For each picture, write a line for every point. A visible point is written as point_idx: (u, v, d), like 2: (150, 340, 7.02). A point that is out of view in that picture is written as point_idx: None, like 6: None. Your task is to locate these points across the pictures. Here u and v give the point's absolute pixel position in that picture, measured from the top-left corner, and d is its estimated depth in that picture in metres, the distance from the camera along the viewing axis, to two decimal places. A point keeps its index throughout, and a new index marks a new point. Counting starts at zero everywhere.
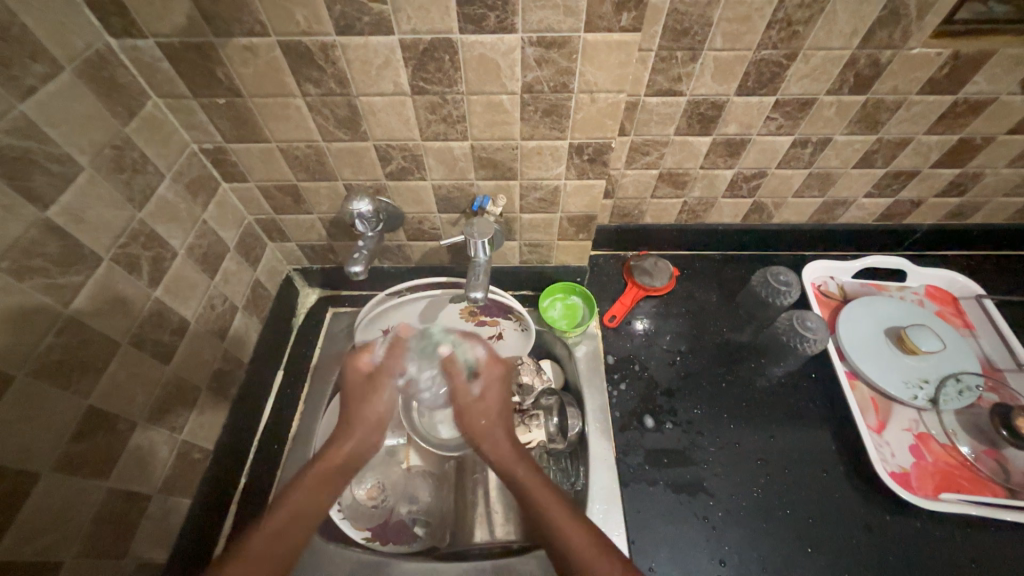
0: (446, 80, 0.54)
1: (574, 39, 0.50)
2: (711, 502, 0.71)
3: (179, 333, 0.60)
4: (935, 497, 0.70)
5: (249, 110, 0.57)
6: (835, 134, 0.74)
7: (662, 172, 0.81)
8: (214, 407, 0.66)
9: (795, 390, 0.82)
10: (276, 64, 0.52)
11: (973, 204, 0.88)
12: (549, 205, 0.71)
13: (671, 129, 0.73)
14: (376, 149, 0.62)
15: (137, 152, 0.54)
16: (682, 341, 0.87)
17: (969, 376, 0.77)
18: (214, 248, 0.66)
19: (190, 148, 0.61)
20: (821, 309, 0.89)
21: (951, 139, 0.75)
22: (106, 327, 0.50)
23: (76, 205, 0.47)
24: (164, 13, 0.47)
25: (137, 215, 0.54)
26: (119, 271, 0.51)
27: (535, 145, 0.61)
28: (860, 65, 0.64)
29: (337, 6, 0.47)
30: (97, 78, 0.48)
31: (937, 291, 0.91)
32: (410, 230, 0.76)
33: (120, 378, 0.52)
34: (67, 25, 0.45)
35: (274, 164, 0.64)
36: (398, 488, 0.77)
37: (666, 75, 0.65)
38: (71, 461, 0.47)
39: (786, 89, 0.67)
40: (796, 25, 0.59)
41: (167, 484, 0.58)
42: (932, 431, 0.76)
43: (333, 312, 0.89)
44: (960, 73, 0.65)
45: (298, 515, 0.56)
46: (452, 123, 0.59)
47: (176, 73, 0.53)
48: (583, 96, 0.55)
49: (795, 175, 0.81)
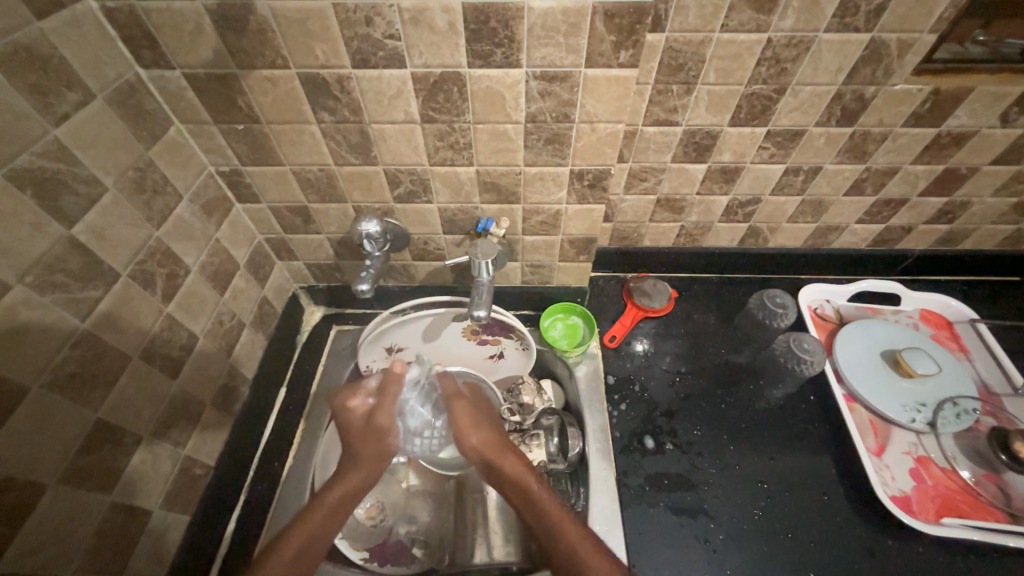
0: (455, 109, 0.57)
1: (575, 73, 0.53)
2: (711, 525, 0.71)
3: (188, 348, 0.61)
4: (938, 522, 0.70)
5: (266, 136, 0.60)
6: (826, 163, 0.77)
7: (660, 198, 0.84)
8: (217, 422, 0.67)
9: (794, 412, 0.82)
10: (294, 94, 0.55)
11: (962, 231, 0.91)
12: (550, 227, 0.73)
13: (668, 156, 0.76)
14: (386, 173, 0.65)
15: (158, 174, 0.56)
16: (682, 362, 0.88)
17: (966, 400, 0.78)
18: (225, 266, 0.68)
19: (207, 170, 0.64)
20: (818, 331, 0.90)
21: (937, 169, 0.78)
22: (118, 341, 0.51)
23: (98, 223, 0.49)
24: (192, 47, 0.51)
25: (154, 233, 0.56)
26: (134, 287, 0.53)
27: (538, 171, 0.64)
28: (846, 99, 0.67)
29: (354, 42, 0.50)
30: (125, 105, 0.51)
31: (931, 315, 0.92)
32: (415, 250, 0.78)
33: (129, 391, 0.53)
34: (101, 57, 0.48)
35: (287, 186, 0.67)
36: (397, 507, 0.77)
37: (662, 107, 0.68)
38: (78, 474, 0.47)
39: (777, 121, 0.70)
40: (784, 63, 0.62)
41: (168, 499, 0.58)
42: (932, 455, 0.76)
43: (337, 330, 0.91)
44: (941, 108, 0.68)
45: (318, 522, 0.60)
46: (459, 149, 0.62)
47: (199, 100, 0.56)
48: (584, 126, 0.58)
49: (788, 202, 0.84)
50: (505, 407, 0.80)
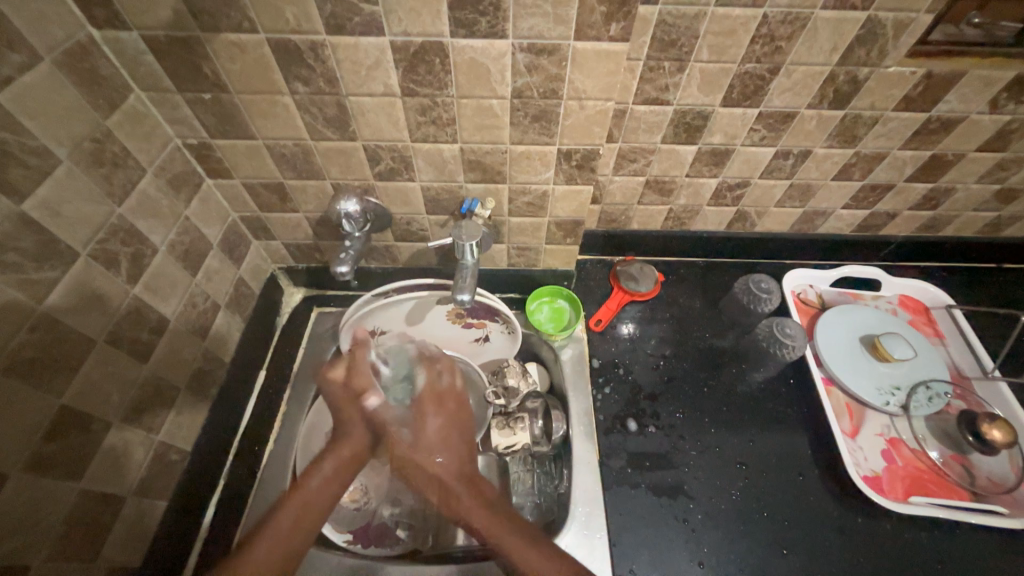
0: (437, 82, 0.54)
1: (564, 47, 0.50)
2: (690, 505, 0.72)
3: (158, 331, 0.59)
4: (906, 501, 0.73)
5: (236, 106, 0.57)
6: (816, 146, 0.76)
7: (648, 179, 0.82)
8: (193, 407, 0.65)
9: (774, 396, 0.83)
10: (264, 62, 0.52)
11: (945, 217, 0.92)
12: (537, 209, 0.71)
13: (659, 137, 0.74)
14: (365, 149, 0.62)
15: (118, 146, 0.52)
16: (666, 346, 0.88)
17: (938, 384, 0.80)
18: (197, 245, 0.65)
19: (173, 143, 0.60)
20: (800, 316, 0.91)
21: (924, 155, 0.78)
22: (81, 325, 0.49)
23: (53, 198, 0.46)
24: (149, 6, 0.46)
25: (116, 210, 0.52)
26: (96, 267, 0.50)
27: (524, 150, 0.62)
28: (839, 81, 0.66)
29: (327, 5, 0.47)
30: (78, 70, 0.47)
31: (909, 300, 0.94)
32: (397, 230, 0.76)
33: (96, 376, 0.50)
34: (47, 14, 0.44)
35: (261, 161, 0.64)
36: (381, 491, 0.77)
37: (654, 85, 0.66)
38: (43, 462, 0.45)
39: (769, 102, 0.69)
40: (779, 41, 0.61)
41: (142, 486, 0.57)
42: (903, 436, 0.78)
43: (318, 312, 0.88)
44: (932, 92, 0.68)
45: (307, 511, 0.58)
46: (442, 125, 0.59)
47: (160, 66, 0.52)
48: (573, 103, 0.56)
49: (777, 186, 0.84)
50: (490, 390, 0.80)
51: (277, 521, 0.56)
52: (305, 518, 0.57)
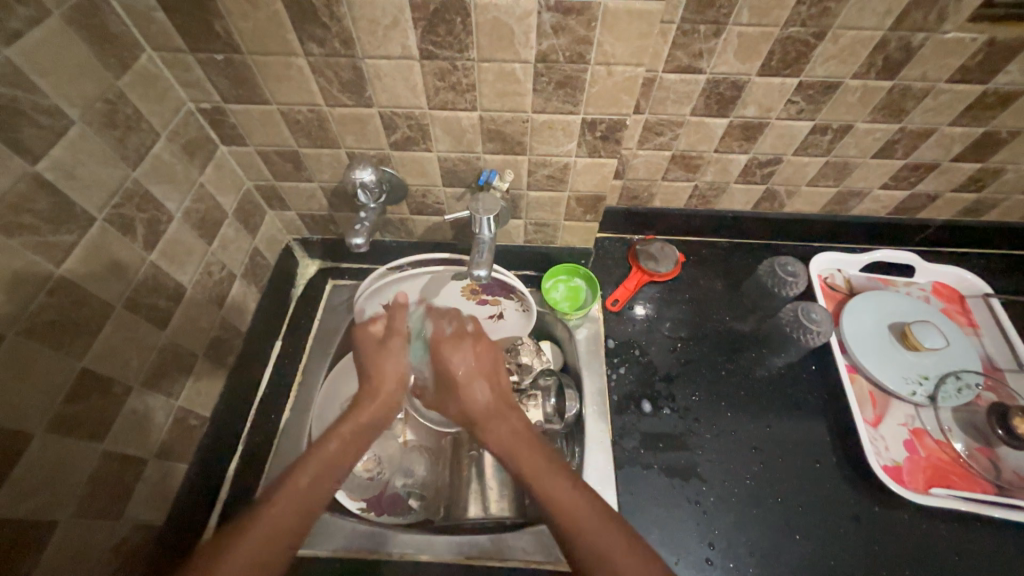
0: (457, 44, 0.51)
1: (594, 5, 0.47)
2: (703, 488, 0.72)
3: (175, 298, 0.59)
4: (926, 492, 0.71)
5: (249, 69, 0.54)
6: (857, 121, 0.71)
7: (674, 154, 0.78)
8: (211, 374, 0.66)
9: (794, 381, 0.81)
10: (277, 19, 0.49)
11: (990, 201, 0.86)
12: (557, 183, 0.69)
13: (688, 109, 0.70)
14: (381, 116, 0.60)
15: (131, 107, 0.51)
16: (684, 328, 0.86)
17: (969, 374, 0.77)
18: (212, 213, 0.64)
19: (186, 106, 0.58)
20: (826, 301, 0.88)
21: (975, 132, 0.72)
22: (99, 290, 0.49)
23: (66, 160, 0.45)
24: None
25: (130, 174, 0.51)
26: (112, 232, 0.50)
27: (547, 119, 0.59)
28: (890, 48, 0.61)
29: None
30: (87, 26, 0.46)
31: (943, 288, 0.90)
32: (413, 203, 0.74)
33: (115, 341, 0.51)
34: None
35: (274, 127, 0.62)
36: (394, 461, 0.79)
37: (686, 51, 0.62)
38: (66, 422, 0.46)
39: (810, 72, 0.64)
40: (828, 1, 0.56)
41: (163, 448, 0.58)
42: (928, 427, 0.76)
43: (332, 285, 0.88)
44: (993, 62, 0.62)
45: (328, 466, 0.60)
46: (461, 91, 0.56)
47: (171, 24, 0.50)
48: (600, 68, 0.53)
49: (811, 163, 0.79)
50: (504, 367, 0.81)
51: (298, 476, 0.58)
52: (323, 475, 0.59)
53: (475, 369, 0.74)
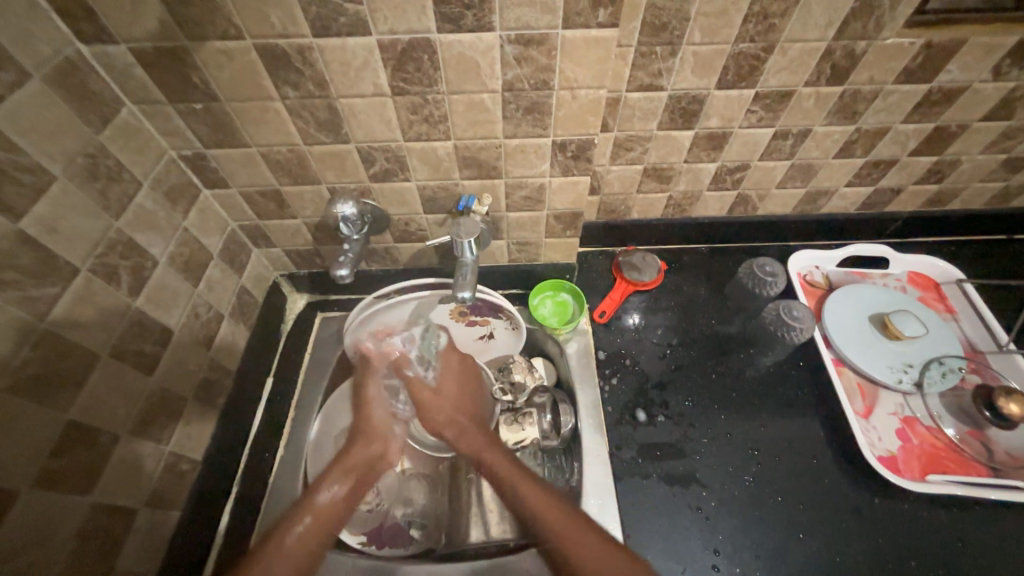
0: (427, 79, 0.53)
1: (552, 36, 0.50)
2: (704, 493, 0.72)
3: (162, 343, 0.59)
4: (923, 479, 0.71)
5: (228, 115, 0.56)
6: (815, 125, 0.75)
7: (646, 167, 0.81)
8: (201, 417, 0.65)
9: (784, 379, 0.82)
10: (252, 68, 0.51)
11: (951, 190, 0.90)
12: (535, 203, 0.71)
13: (654, 124, 0.73)
14: (359, 151, 0.62)
15: (112, 160, 0.53)
16: (672, 335, 0.87)
17: (952, 359, 0.79)
18: (197, 255, 0.65)
19: (167, 154, 0.60)
20: (807, 298, 0.90)
21: (927, 127, 0.76)
22: (84, 340, 0.49)
23: (49, 215, 0.46)
24: (134, 18, 0.46)
25: (113, 224, 0.52)
26: (96, 282, 0.50)
27: (519, 143, 0.61)
28: (836, 56, 0.65)
29: (311, 7, 0.46)
30: (67, 86, 0.47)
31: (918, 276, 0.93)
32: (396, 231, 0.76)
33: (101, 390, 0.51)
34: (33, 31, 0.44)
35: (255, 169, 0.64)
36: (392, 491, 0.77)
37: (647, 71, 0.65)
38: (52, 477, 0.46)
39: (765, 82, 0.67)
40: (772, 18, 0.59)
41: (154, 497, 0.57)
42: (918, 414, 0.77)
43: (322, 317, 0.89)
44: (933, 62, 0.66)
45: (322, 517, 0.60)
46: (434, 123, 0.58)
47: (149, 78, 0.52)
48: (564, 93, 0.55)
49: (777, 167, 0.82)
50: (497, 386, 0.80)
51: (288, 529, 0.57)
52: (316, 528, 0.58)
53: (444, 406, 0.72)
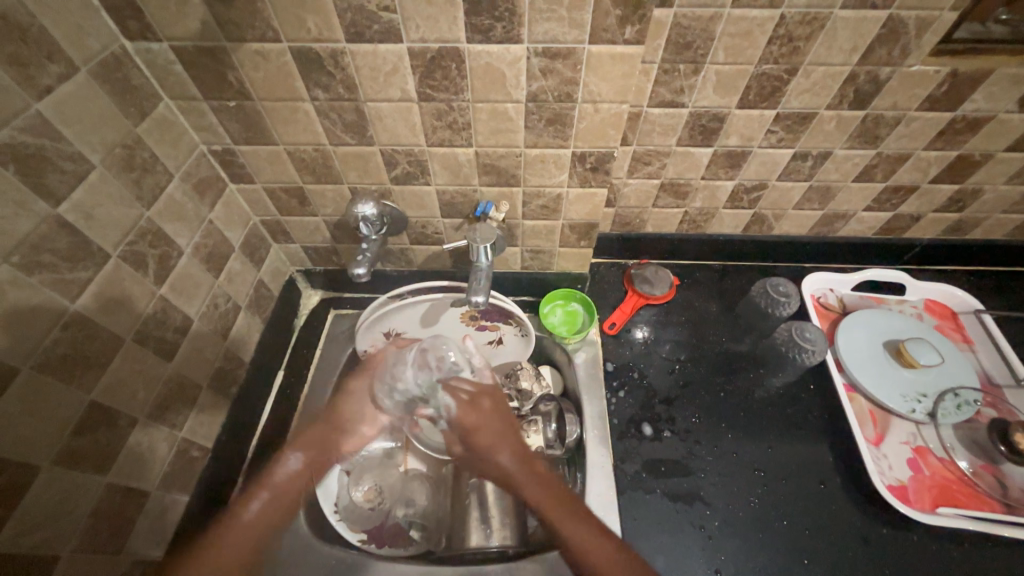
0: (453, 87, 0.55)
1: (579, 50, 0.51)
2: (707, 512, 0.71)
3: (182, 331, 0.60)
4: (933, 512, 0.70)
5: (259, 113, 0.58)
6: (835, 148, 0.75)
7: (663, 182, 0.82)
8: (213, 406, 0.67)
9: (794, 401, 0.82)
10: (286, 69, 0.53)
11: (972, 219, 0.89)
12: (551, 212, 0.72)
13: (673, 140, 0.74)
14: (382, 153, 0.63)
15: (147, 152, 0.54)
16: (681, 350, 0.87)
17: (968, 391, 0.77)
18: (220, 248, 0.67)
19: (198, 149, 0.62)
20: (820, 320, 0.89)
21: (950, 155, 0.76)
22: (110, 324, 0.50)
23: (86, 202, 0.47)
24: (178, 18, 0.48)
25: (145, 213, 0.54)
26: (125, 268, 0.52)
27: (539, 153, 0.62)
28: (859, 81, 0.65)
29: (347, 14, 0.48)
30: (111, 80, 0.49)
31: (935, 305, 0.91)
32: (413, 233, 0.77)
33: (123, 374, 0.52)
34: (84, 27, 0.46)
35: (281, 166, 0.65)
36: (394, 491, 0.77)
37: (669, 87, 0.66)
38: (72, 455, 0.47)
39: (787, 104, 0.68)
40: (797, 41, 0.60)
41: (165, 481, 0.58)
42: (931, 445, 0.76)
43: (335, 314, 0.90)
44: (958, 90, 0.66)
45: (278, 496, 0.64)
46: (457, 129, 0.60)
47: (187, 75, 0.54)
48: (587, 106, 0.56)
49: (795, 188, 0.82)
50: (503, 393, 0.80)
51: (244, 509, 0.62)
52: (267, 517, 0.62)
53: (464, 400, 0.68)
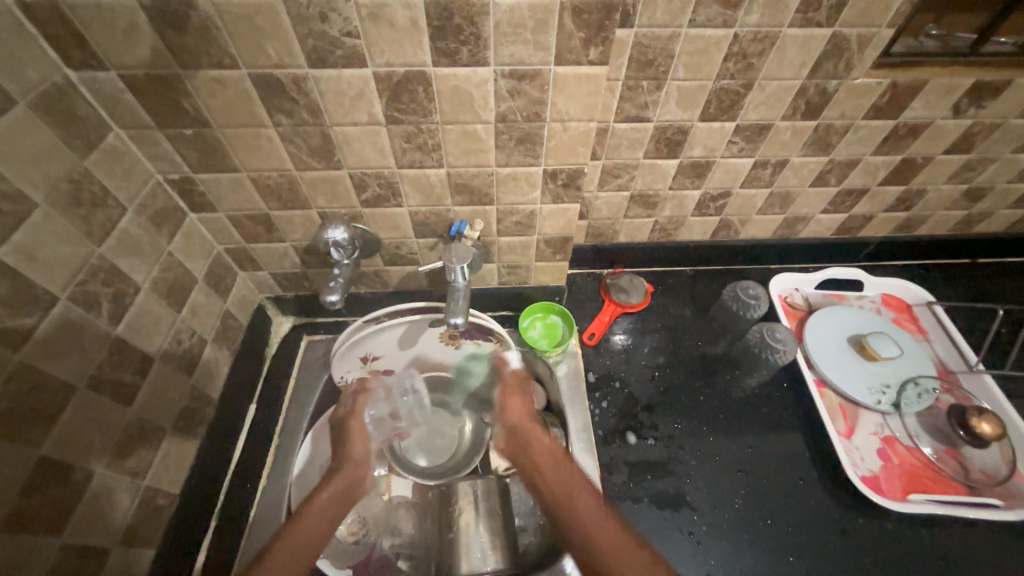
0: (421, 110, 0.54)
1: (545, 72, 0.51)
2: (694, 517, 0.72)
3: (142, 372, 0.57)
4: (905, 499, 0.73)
5: (219, 140, 0.56)
6: (792, 156, 0.78)
7: (633, 194, 0.83)
8: (180, 448, 0.63)
9: (769, 400, 0.84)
10: (246, 95, 0.51)
11: (919, 217, 0.95)
12: (526, 228, 0.72)
13: (640, 153, 0.76)
14: (352, 177, 0.62)
15: (96, 185, 0.51)
16: (660, 357, 0.89)
17: (926, 380, 0.82)
18: (181, 281, 0.64)
19: (154, 179, 0.59)
20: (789, 320, 0.93)
21: (895, 160, 0.81)
22: (62, 371, 0.47)
23: (29, 243, 0.44)
24: (127, 46, 0.46)
25: (96, 250, 0.51)
26: (76, 310, 0.48)
27: (510, 172, 0.63)
28: (810, 93, 0.68)
29: (309, 39, 0.47)
30: (54, 111, 0.46)
31: (891, 298, 0.97)
32: (386, 255, 0.76)
33: (77, 425, 0.48)
34: (20, 57, 0.43)
35: (245, 193, 0.63)
36: (380, 521, 0.75)
37: (633, 103, 0.68)
38: (21, 519, 0.43)
39: (745, 116, 0.71)
40: (751, 57, 0.63)
41: (128, 535, 0.54)
42: (897, 434, 0.79)
43: (308, 340, 0.88)
44: (898, 101, 0.70)
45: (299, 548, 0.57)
46: (427, 151, 0.59)
47: (139, 104, 0.51)
48: (556, 125, 0.57)
49: (757, 195, 0.86)
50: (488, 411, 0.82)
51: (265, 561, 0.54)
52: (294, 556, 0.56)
53: (515, 404, 0.71)
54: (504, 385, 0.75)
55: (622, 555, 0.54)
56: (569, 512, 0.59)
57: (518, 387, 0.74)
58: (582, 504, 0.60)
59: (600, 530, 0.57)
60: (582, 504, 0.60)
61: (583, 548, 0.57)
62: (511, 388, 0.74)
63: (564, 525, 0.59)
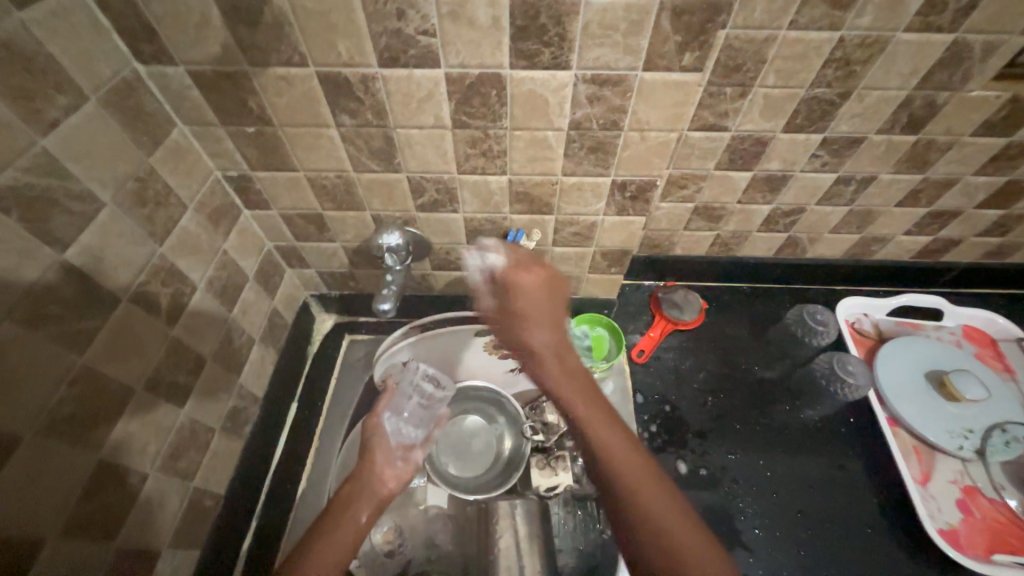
0: (491, 114, 0.51)
1: (631, 77, 0.47)
2: (749, 559, 0.67)
3: (196, 372, 0.56)
4: (987, 559, 0.66)
5: (280, 139, 0.54)
6: (881, 172, 0.71)
7: (697, 206, 0.78)
8: (227, 448, 0.62)
9: (832, 437, 0.78)
10: (312, 95, 0.49)
11: (1014, 244, 0.85)
12: (584, 239, 0.68)
13: (712, 163, 0.70)
14: (409, 181, 0.59)
15: (160, 183, 0.50)
16: (713, 380, 0.83)
17: (1017, 427, 0.72)
18: (234, 279, 0.63)
19: (213, 175, 0.58)
20: (857, 348, 0.86)
21: (999, 181, 0.72)
22: (121, 374, 0.46)
23: (95, 244, 0.43)
24: (197, 41, 0.44)
25: (157, 250, 0.50)
26: (137, 311, 0.48)
27: (576, 182, 0.59)
28: (914, 105, 0.61)
29: (383, 38, 0.44)
30: (123, 107, 0.45)
31: (974, 331, 0.88)
32: (435, 259, 0.73)
33: (134, 428, 0.48)
34: (94, 52, 0.42)
35: (300, 193, 0.61)
36: (417, 533, 0.73)
37: (712, 110, 0.62)
38: (80, 524, 0.42)
39: (835, 128, 0.64)
40: (853, 64, 0.56)
41: (176, 536, 0.54)
42: (979, 484, 0.72)
43: (350, 340, 0.86)
44: (1016, 117, 0.63)
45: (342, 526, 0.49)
46: (491, 157, 0.56)
47: (205, 101, 0.50)
48: (633, 134, 0.53)
49: (834, 212, 0.79)
50: (528, 424, 0.75)
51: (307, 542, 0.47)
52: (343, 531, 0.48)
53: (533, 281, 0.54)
54: (509, 266, 0.56)
55: (703, 561, 0.38)
56: (633, 489, 0.41)
57: (553, 288, 0.54)
58: (649, 489, 0.42)
59: (670, 518, 0.40)
60: (627, 473, 0.42)
61: (645, 532, 0.40)
62: (528, 284, 0.54)
63: (607, 487, 0.43)
